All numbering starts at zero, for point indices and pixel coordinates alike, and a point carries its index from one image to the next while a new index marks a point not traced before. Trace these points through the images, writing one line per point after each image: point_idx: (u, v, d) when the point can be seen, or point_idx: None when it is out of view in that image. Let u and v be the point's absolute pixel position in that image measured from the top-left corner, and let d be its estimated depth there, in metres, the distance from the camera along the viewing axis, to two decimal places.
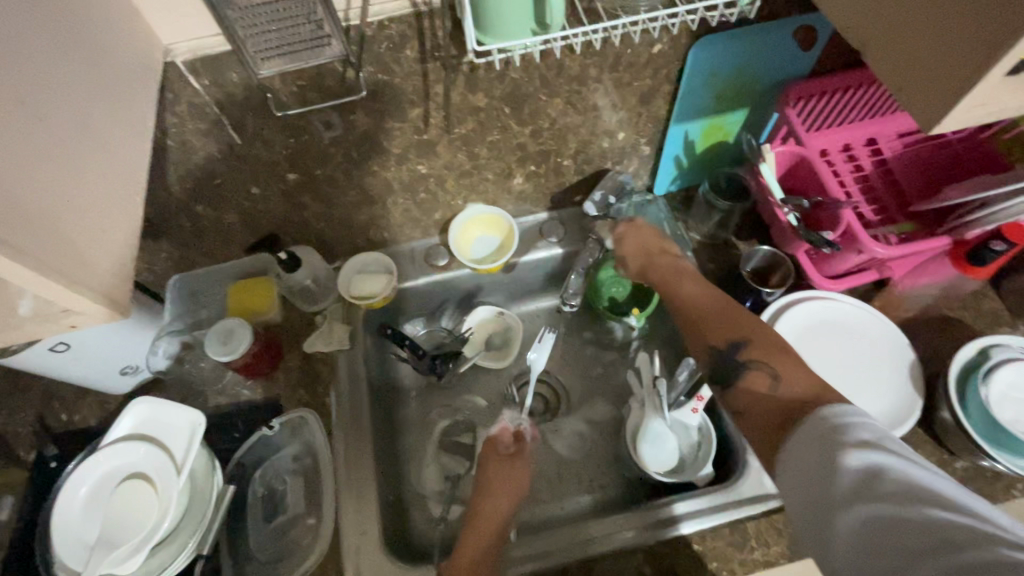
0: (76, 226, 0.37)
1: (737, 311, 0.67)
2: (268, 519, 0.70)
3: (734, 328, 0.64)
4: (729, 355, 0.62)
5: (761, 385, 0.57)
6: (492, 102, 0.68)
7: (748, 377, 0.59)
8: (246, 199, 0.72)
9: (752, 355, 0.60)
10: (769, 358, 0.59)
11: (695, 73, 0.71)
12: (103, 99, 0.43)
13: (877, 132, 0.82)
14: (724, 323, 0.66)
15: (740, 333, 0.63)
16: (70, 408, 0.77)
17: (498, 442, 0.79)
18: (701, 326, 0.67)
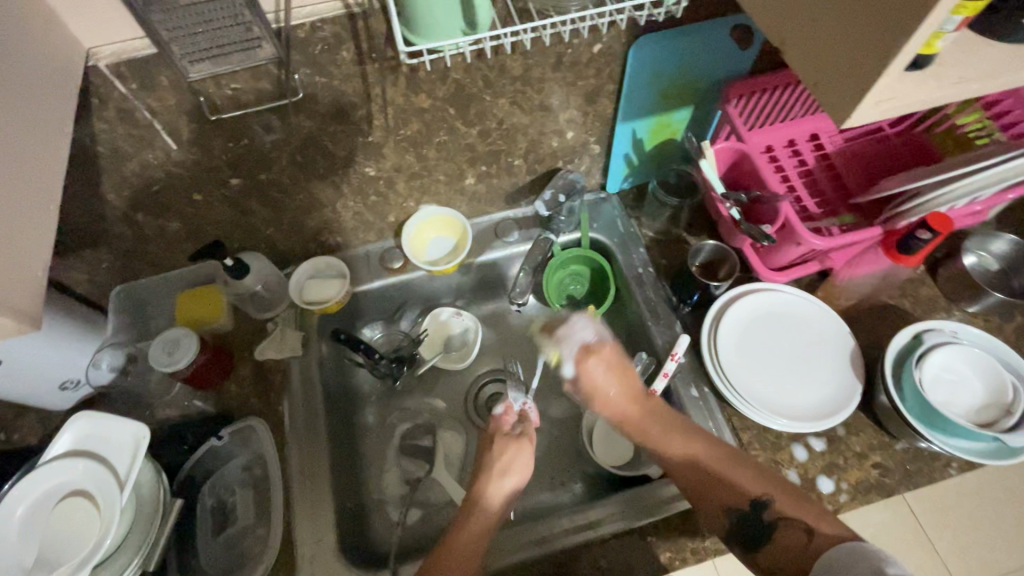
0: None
1: (741, 459, 0.65)
2: (219, 532, 0.69)
3: (752, 482, 0.63)
4: (756, 520, 0.61)
5: (795, 542, 0.58)
6: (437, 103, 0.68)
7: (781, 539, 0.59)
8: (189, 206, 0.71)
9: (782, 512, 0.60)
10: (794, 509, 0.60)
11: (637, 73, 0.73)
12: (16, 104, 0.41)
13: (819, 128, 0.84)
14: (733, 473, 0.64)
15: (760, 486, 0.62)
16: (8, 427, 0.74)
17: (504, 423, 0.75)
18: (712, 489, 0.63)
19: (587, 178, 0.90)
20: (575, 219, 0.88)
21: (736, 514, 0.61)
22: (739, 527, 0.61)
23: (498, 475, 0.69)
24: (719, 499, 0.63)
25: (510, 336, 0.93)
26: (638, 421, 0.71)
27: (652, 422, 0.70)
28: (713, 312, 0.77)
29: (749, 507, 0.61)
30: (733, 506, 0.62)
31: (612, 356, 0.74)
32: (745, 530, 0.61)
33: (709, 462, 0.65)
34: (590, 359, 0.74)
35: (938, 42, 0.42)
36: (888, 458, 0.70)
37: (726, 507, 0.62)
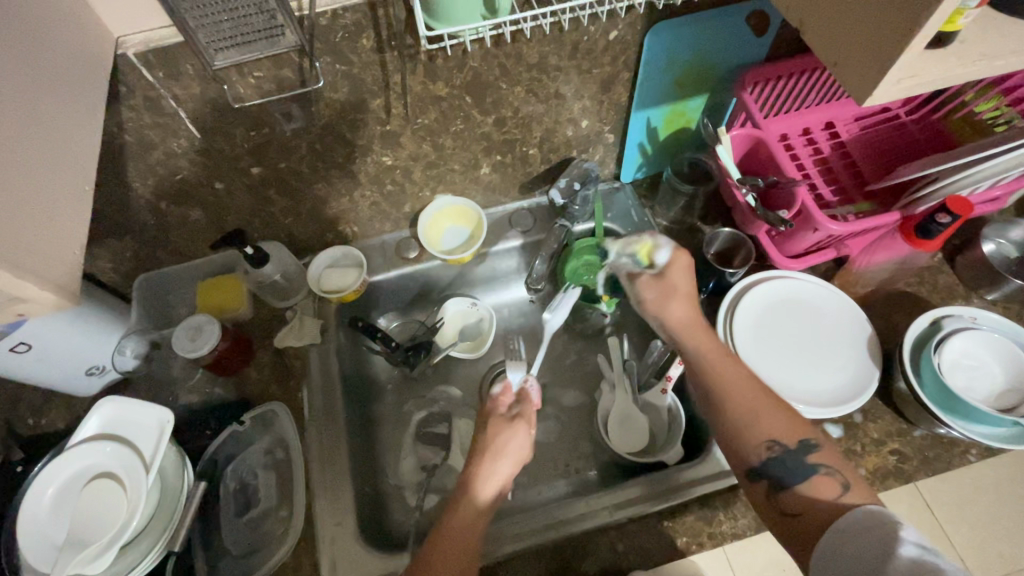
0: (16, 213, 0.35)
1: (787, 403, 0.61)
2: (241, 514, 0.70)
3: (795, 424, 0.59)
4: (795, 461, 0.56)
5: (825, 494, 0.53)
6: (454, 91, 0.69)
7: (812, 484, 0.54)
8: (211, 195, 0.72)
9: (823, 459, 0.56)
10: (835, 461, 0.56)
11: (653, 59, 0.73)
12: (52, 87, 0.42)
13: (834, 117, 0.84)
14: (778, 413, 0.59)
15: (806, 430, 0.58)
16: (38, 411, 0.76)
17: (502, 403, 0.72)
18: (751, 420, 0.59)
19: (602, 167, 0.91)
20: (590, 208, 0.88)
21: (773, 450, 0.58)
22: (768, 464, 0.57)
23: (493, 458, 0.66)
24: (756, 433, 0.59)
25: (525, 325, 0.94)
26: (700, 345, 0.64)
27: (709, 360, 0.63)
28: (730, 299, 0.77)
29: (793, 447, 0.57)
30: (771, 439, 0.58)
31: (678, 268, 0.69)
32: (775, 467, 0.57)
33: (758, 401, 0.60)
34: (646, 279, 0.70)
35: (961, 20, 0.41)
36: (906, 444, 0.70)
37: (768, 440, 0.58)
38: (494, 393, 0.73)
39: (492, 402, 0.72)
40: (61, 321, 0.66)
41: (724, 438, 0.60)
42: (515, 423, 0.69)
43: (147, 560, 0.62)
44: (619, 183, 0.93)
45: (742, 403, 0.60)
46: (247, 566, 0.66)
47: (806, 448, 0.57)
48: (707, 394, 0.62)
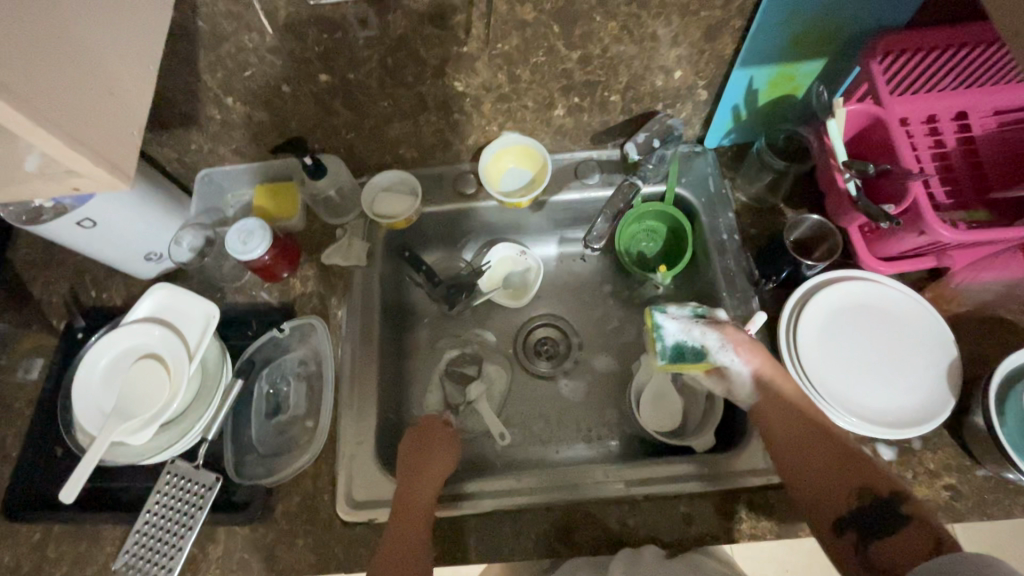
0: (70, 81, 0.33)
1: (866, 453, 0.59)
2: (270, 417, 0.73)
3: (880, 476, 0.57)
4: (882, 511, 0.54)
5: (918, 545, 0.50)
6: (541, 17, 0.63)
7: (908, 534, 0.52)
8: (276, 97, 0.70)
9: (919, 511, 0.53)
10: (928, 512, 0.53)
11: (773, 9, 0.63)
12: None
13: (969, 106, 0.71)
14: (862, 463, 0.58)
15: (892, 482, 0.56)
16: (99, 285, 0.80)
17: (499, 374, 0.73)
18: (834, 467, 0.58)
19: (685, 127, 0.83)
20: (664, 170, 0.82)
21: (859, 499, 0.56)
22: (859, 516, 0.55)
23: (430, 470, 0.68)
24: (843, 484, 0.57)
25: (571, 283, 0.90)
26: (779, 400, 0.63)
27: (790, 413, 0.62)
28: (800, 293, 0.71)
29: (884, 495, 0.55)
30: (861, 489, 0.56)
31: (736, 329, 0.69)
32: (864, 519, 0.55)
33: (841, 456, 0.59)
34: (727, 330, 0.68)
35: None
36: (964, 482, 0.64)
37: (854, 489, 0.56)
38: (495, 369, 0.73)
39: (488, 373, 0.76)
40: (122, 201, 0.68)
41: (808, 489, 0.58)
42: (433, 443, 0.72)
43: (182, 441, 0.66)
44: (702, 147, 0.85)
45: (827, 453, 0.59)
46: (270, 467, 0.69)
47: (899, 499, 0.54)
48: (786, 446, 0.61)
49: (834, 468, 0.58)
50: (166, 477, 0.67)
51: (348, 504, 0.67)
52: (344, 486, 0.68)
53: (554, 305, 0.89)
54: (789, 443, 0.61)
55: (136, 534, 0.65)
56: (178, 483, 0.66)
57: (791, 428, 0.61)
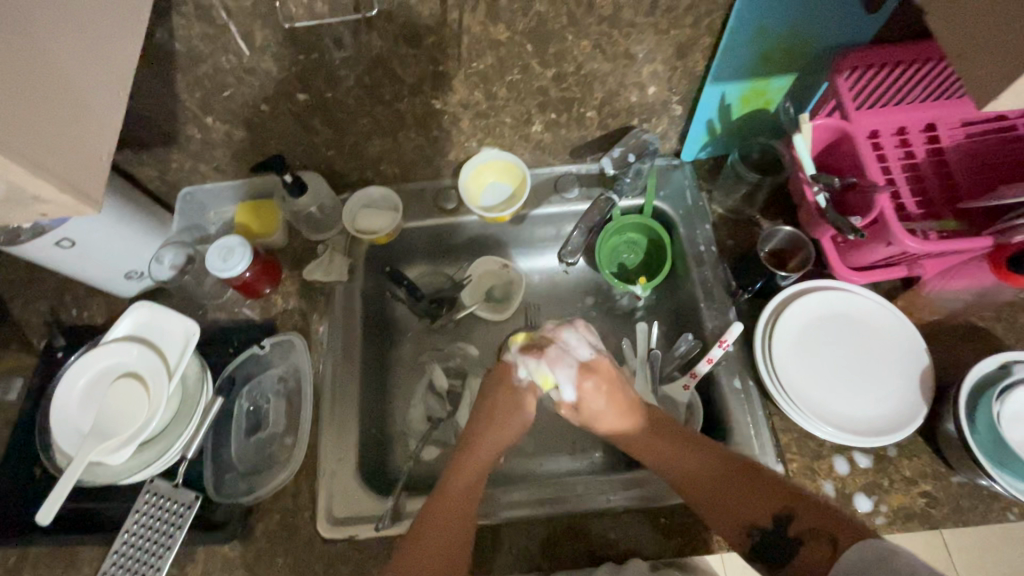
0: (34, 108, 0.33)
1: (751, 476, 0.59)
2: (250, 434, 0.73)
3: (766, 498, 0.58)
4: (778, 538, 0.56)
5: (816, 560, 0.52)
6: (514, 38, 0.64)
7: (803, 555, 0.53)
8: (256, 116, 0.71)
9: (805, 528, 0.55)
10: (819, 522, 0.54)
11: (741, 27, 0.65)
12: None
13: (936, 118, 0.73)
14: (743, 492, 0.58)
15: (778, 500, 0.57)
16: (80, 304, 0.80)
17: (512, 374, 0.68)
18: (721, 505, 0.58)
19: (662, 141, 0.84)
20: (642, 183, 0.83)
21: (756, 533, 0.57)
22: (761, 545, 0.56)
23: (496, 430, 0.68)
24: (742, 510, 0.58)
25: (553, 296, 0.91)
26: (652, 446, 0.64)
27: (665, 447, 0.63)
28: (774, 304, 0.72)
29: (769, 524, 0.56)
30: (750, 525, 0.57)
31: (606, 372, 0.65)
32: (768, 542, 0.56)
33: (729, 473, 0.59)
34: (581, 387, 0.64)
35: None
36: (939, 488, 0.65)
37: (744, 526, 0.57)
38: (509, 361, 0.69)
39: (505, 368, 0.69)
40: (101, 221, 0.68)
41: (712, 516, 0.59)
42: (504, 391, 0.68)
43: (161, 460, 0.65)
44: (679, 161, 0.86)
45: (709, 495, 0.59)
46: (251, 483, 0.69)
47: (782, 522, 0.56)
48: (683, 481, 0.61)
49: (728, 488, 0.59)
50: (146, 496, 0.66)
51: (329, 522, 0.66)
52: (325, 503, 0.68)
53: (537, 318, 0.89)
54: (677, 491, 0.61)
55: (113, 555, 0.64)
56: (158, 503, 0.66)
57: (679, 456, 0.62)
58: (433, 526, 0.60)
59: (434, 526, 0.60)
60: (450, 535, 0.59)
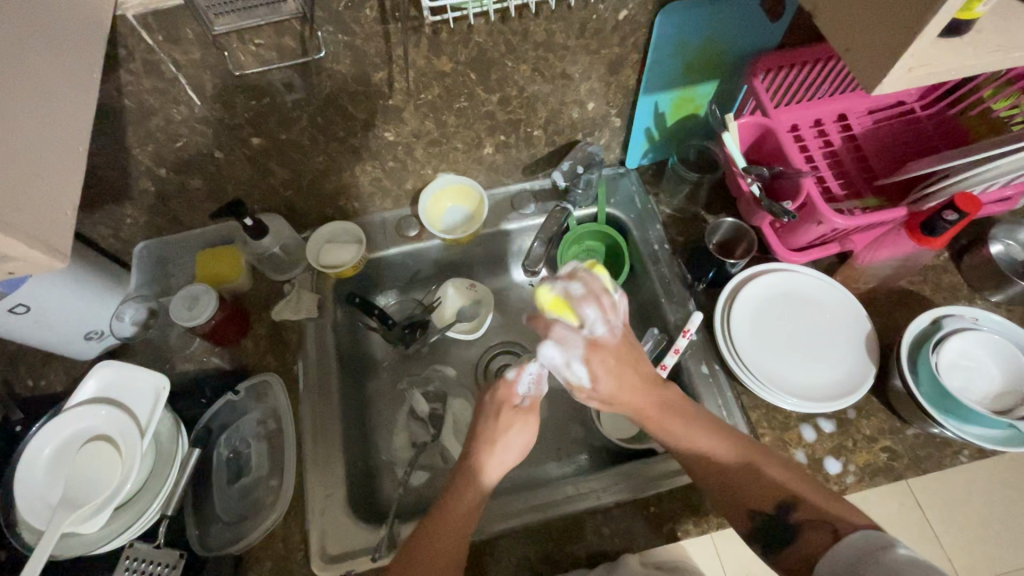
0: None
1: (758, 454, 0.61)
2: (232, 482, 0.71)
3: (781, 475, 0.60)
4: (779, 522, 0.57)
5: (820, 543, 0.54)
6: (458, 67, 0.68)
7: (802, 541, 0.55)
8: (211, 163, 0.72)
9: (805, 517, 0.56)
10: (825, 512, 0.56)
11: (663, 42, 0.71)
12: (59, 43, 0.42)
13: (846, 109, 0.82)
14: (753, 478, 0.60)
15: (776, 490, 0.58)
16: (36, 373, 0.77)
17: (514, 391, 0.66)
18: (737, 481, 0.60)
19: (607, 152, 0.90)
20: (593, 193, 0.88)
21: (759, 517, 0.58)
22: (762, 530, 0.58)
23: (499, 451, 0.63)
24: (742, 499, 0.59)
25: (522, 309, 0.93)
26: (660, 421, 0.63)
27: (678, 416, 0.63)
28: (727, 291, 0.77)
29: (775, 510, 0.58)
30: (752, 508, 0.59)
31: (652, 323, 0.72)
32: (768, 529, 0.58)
33: (737, 455, 0.61)
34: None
35: (978, 8, 0.40)
36: (898, 442, 0.70)
37: (748, 509, 0.59)
38: (509, 376, 0.67)
39: (504, 384, 0.67)
40: (56, 282, 0.66)
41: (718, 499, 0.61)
42: (504, 409, 0.65)
43: (138, 525, 0.62)
44: (624, 169, 0.92)
45: (728, 456, 0.61)
46: (238, 531, 0.67)
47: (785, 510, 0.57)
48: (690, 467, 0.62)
49: (738, 478, 0.60)
50: (124, 563, 0.62)
51: (323, 560, 0.65)
52: (316, 542, 0.67)
53: (509, 332, 0.92)
54: (688, 461, 0.62)
55: None
56: (139, 568, 0.63)
57: (692, 437, 0.62)
58: (432, 541, 0.58)
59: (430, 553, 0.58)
60: (453, 551, 0.58)
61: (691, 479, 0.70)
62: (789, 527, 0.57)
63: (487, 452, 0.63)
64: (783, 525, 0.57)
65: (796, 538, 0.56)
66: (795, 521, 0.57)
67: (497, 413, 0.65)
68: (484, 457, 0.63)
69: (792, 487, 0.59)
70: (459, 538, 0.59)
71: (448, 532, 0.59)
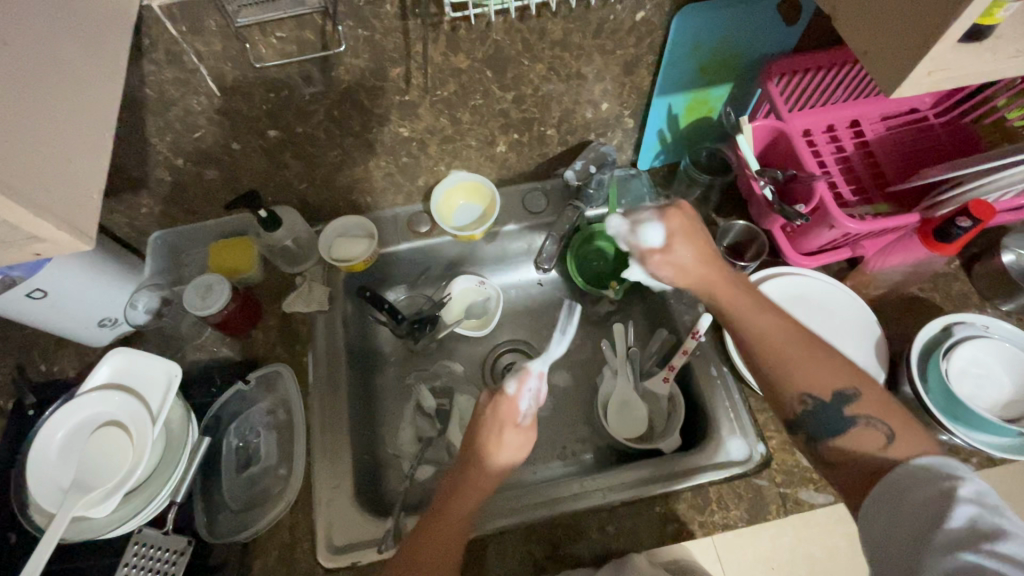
0: (27, 149, 0.34)
1: (818, 346, 0.58)
2: (241, 471, 0.72)
3: (838, 373, 0.56)
4: (832, 414, 0.55)
5: (865, 446, 0.52)
6: (474, 65, 0.68)
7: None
8: (228, 155, 0.73)
9: (862, 410, 0.54)
10: (878, 408, 0.54)
11: (678, 43, 0.71)
12: (87, 30, 0.42)
13: (860, 115, 0.82)
14: (814, 363, 0.57)
15: (840, 380, 0.56)
16: (49, 359, 0.78)
17: (516, 405, 0.65)
18: (779, 365, 0.58)
19: (618, 153, 0.90)
20: (605, 193, 0.88)
21: (810, 405, 0.56)
22: (807, 415, 0.57)
23: (495, 451, 0.63)
24: (793, 385, 0.57)
25: (530, 307, 0.94)
26: (720, 284, 0.64)
27: (732, 298, 0.63)
28: None
29: (827, 401, 0.55)
30: (805, 392, 0.57)
31: (687, 219, 0.68)
32: (815, 416, 0.56)
33: (806, 343, 0.58)
34: (668, 253, 0.66)
35: (1000, 13, 0.41)
36: None
37: (800, 392, 0.57)
38: (508, 388, 0.66)
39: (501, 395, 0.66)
40: (73, 269, 0.67)
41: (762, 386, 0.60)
42: (507, 428, 0.64)
43: (148, 510, 0.63)
44: (636, 170, 0.92)
45: (778, 338, 0.59)
46: (244, 520, 0.68)
47: (843, 400, 0.55)
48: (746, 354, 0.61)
49: (793, 369, 0.57)
50: (133, 548, 0.62)
51: (328, 551, 0.66)
52: (323, 532, 0.67)
53: (516, 330, 0.92)
54: (738, 329, 0.61)
55: None
56: (146, 555, 0.62)
57: (756, 317, 0.61)
58: (438, 535, 0.58)
59: (435, 542, 0.58)
60: (457, 541, 0.58)
61: (696, 481, 0.70)
62: (836, 424, 0.55)
63: (497, 441, 0.64)
64: (827, 416, 0.56)
65: (849, 430, 0.54)
66: (849, 416, 0.55)
67: (498, 430, 0.64)
68: (493, 454, 0.63)
69: (853, 379, 0.56)
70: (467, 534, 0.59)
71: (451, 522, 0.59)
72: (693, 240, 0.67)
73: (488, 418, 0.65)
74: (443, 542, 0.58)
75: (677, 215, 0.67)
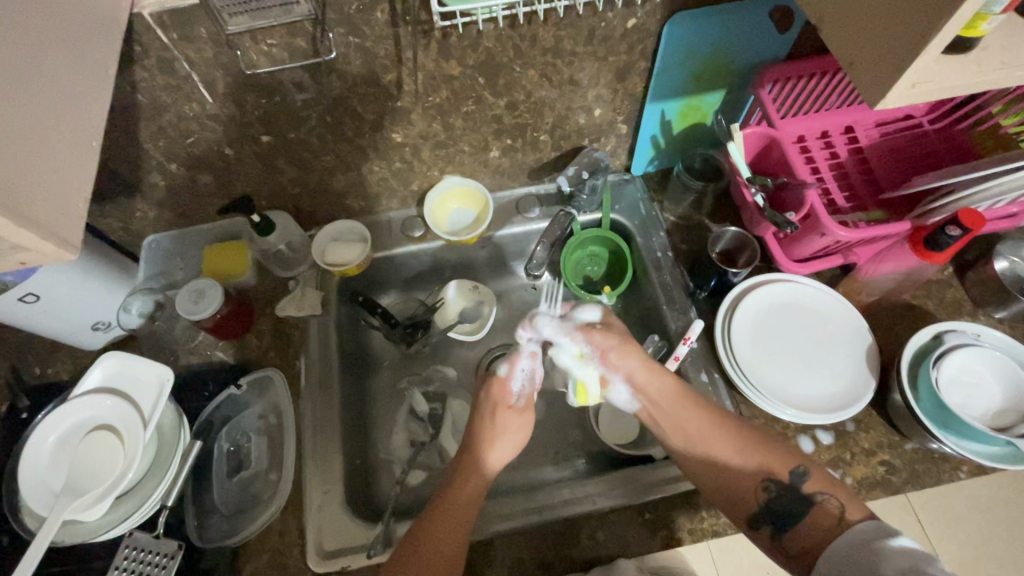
0: (11, 159, 0.34)
1: (750, 430, 0.65)
2: (232, 475, 0.72)
3: (781, 453, 0.62)
4: (792, 493, 0.59)
5: (827, 520, 0.56)
6: (466, 71, 0.68)
7: (812, 515, 0.57)
8: (221, 160, 0.73)
9: (816, 486, 0.59)
10: (829, 484, 0.59)
11: (670, 50, 0.71)
12: (75, 40, 0.43)
13: (854, 121, 0.82)
14: (752, 443, 0.63)
15: (791, 458, 0.62)
16: (43, 361, 0.78)
17: (507, 389, 0.69)
18: (728, 482, 0.62)
19: (612, 158, 0.90)
20: (598, 199, 0.88)
21: (766, 493, 0.60)
22: (766, 511, 0.60)
23: (496, 441, 0.66)
24: (752, 470, 0.61)
25: (524, 312, 0.94)
26: (676, 424, 0.66)
27: (680, 415, 0.66)
28: (729, 299, 0.77)
29: (788, 478, 0.60)
30: (767, 478, 0.61)
31: (620, 332, 0.73)
32: (774, 510, 0.59)
33: (744, 434, 0.64)
34: (593, 335, 0.73)
35: (984, 25, 0.41)
36: (896, 457, 0.70)
37: (763, 480, 0.61)
38: (500, 373, 0.70)
39: (498, 382, 0.69)
40: (66, 273, 0.68)
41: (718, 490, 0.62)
42: (501, 411, 0.67)
43: (139, 513, 0.63)
44: (629, 175, 0.92)
45: (729, 445, 0.63)
46: (234, 524, 0.68)
47: (798, 477, 0.60)
48: (687, 439, 0.65)
49: (740, 451, 0.62)
50: (124, 552, 0.63)
51: (318, 555, 0.66)
52: (313, 537, 0.67)
53: (510, 335, 0.92)
54: (697, 447, 0.64)
55: None
56: (139, 557, 0.63)
57: (710, 441, 0.64)
58: (427, 541, 0.58)
59: (424, 548, 0.58)
60: (450, 547, 0.58)
61: (685, 488, 0.70)
62: (798, 503, 0.59)
63: (491, 444, 0.66)
64: (787, 498, 0.59)
65: (808, 509, 0.58)
66: (808, 492, 0.59)
67: (491, 415, 0.67)
68: (484, 452, 0.65)
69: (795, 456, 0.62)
70: (456, 539, 0.59)
71: (439, 528, 0.59)
72: (634, 364, 0.70)
73: (483, 402, 0.68)
74: (430, 549, 0.58)
75: (608, 332, 0.72)
